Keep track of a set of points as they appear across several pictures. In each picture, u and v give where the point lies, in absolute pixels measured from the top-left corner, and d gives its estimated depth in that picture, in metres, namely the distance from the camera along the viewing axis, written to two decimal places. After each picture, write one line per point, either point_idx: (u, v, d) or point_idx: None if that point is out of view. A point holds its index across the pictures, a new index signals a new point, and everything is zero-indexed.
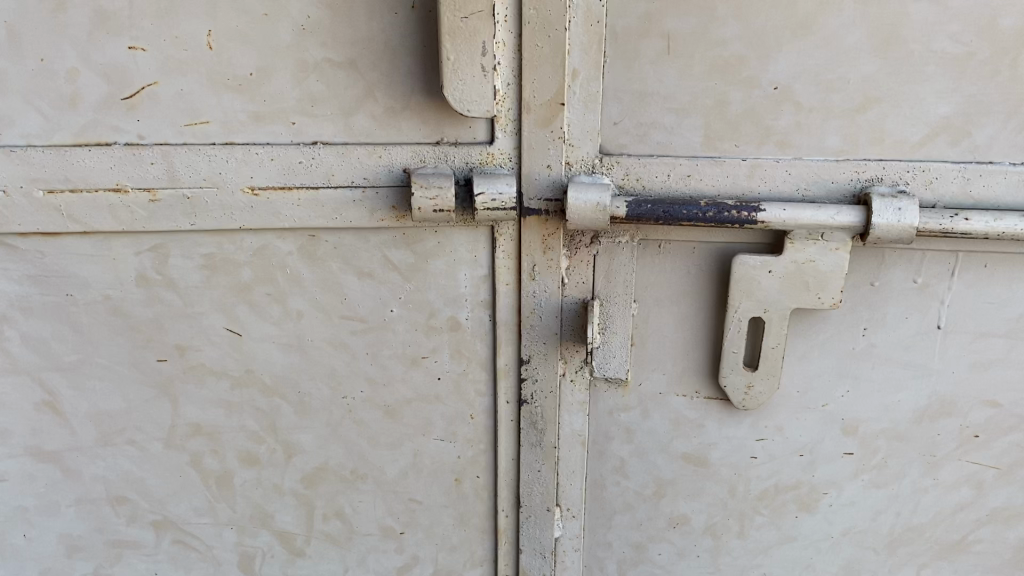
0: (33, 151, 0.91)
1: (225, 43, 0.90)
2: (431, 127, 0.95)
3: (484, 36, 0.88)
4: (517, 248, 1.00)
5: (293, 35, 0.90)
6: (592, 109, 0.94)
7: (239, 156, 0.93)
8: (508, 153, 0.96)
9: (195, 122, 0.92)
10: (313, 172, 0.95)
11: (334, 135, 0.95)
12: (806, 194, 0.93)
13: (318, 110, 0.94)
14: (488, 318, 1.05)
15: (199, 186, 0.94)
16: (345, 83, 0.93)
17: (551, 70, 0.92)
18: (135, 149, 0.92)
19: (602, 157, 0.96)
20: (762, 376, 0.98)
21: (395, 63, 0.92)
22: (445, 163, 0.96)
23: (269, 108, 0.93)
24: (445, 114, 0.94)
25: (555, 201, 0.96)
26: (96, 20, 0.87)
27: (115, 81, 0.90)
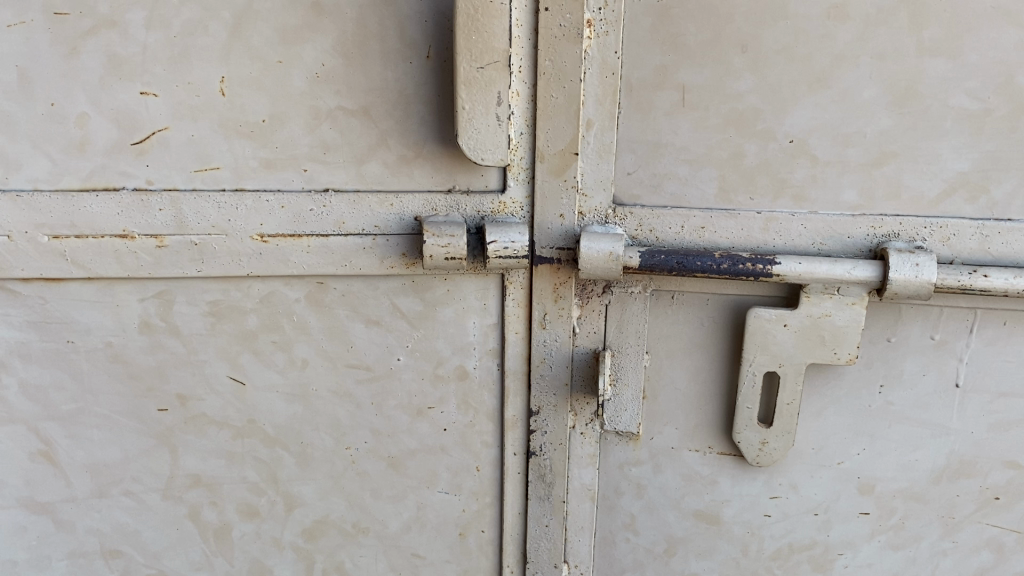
0: (38, 196, 0.89)
1: (237, 89, 0.88)
2: (444, 175, 0.95)
3: (501, 87, 0.88)
4: (528, 297, 0.99)
5: (306, 82, 0.89)
6: (605, 159, 0.93)
7: (249, 203, 0.92)
8: (520, 202, 0.96)
9: (205, 169, 0.91)
10: (324, 220, 0.94)
11: (346, 182, 0.94)
12: (822, 248, 0.92)
13: (330, 157, 0.93)
14: (496, 367, 1.03)
15: (207, 233, 0.92)
16: (358, 131, 0.92)
17: (565, 120, 0.91)
18: (145, 195, 0.90)
19: (615, 208, 0.95)
20: (777, 433, 0.96)
21: (409, 112, 0.92)
22: (458, 212, 0.96)
23: (280, 154, 0.92)
24: (458, 162, 0.95)
25: (567, 250, 0.95)
26: (108, 65, 0.86)
27: (125, 126, 0.88)
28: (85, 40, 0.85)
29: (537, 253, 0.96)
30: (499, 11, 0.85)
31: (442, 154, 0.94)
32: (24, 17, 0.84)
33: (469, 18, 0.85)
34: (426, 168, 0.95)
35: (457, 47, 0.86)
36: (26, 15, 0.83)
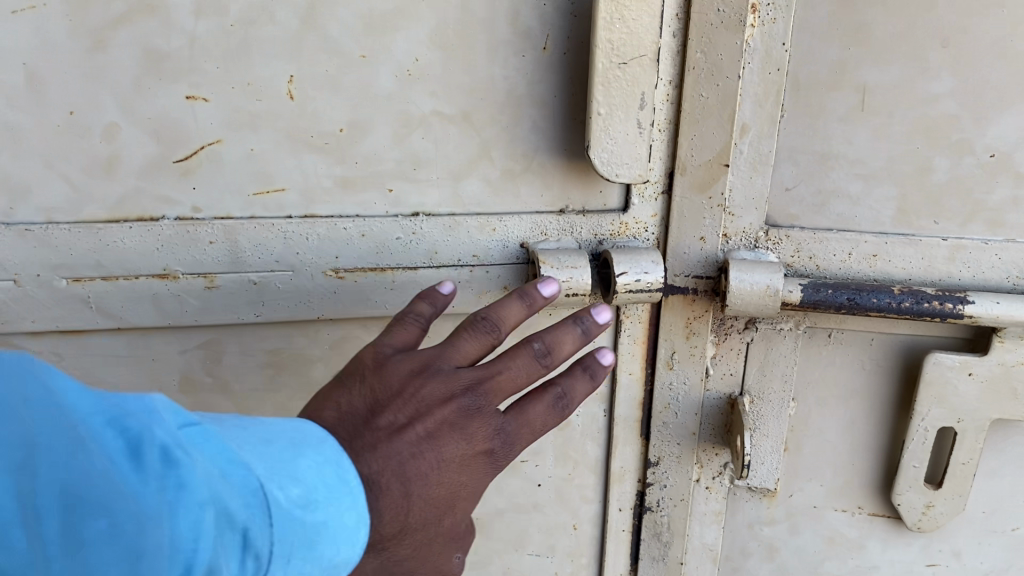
0: (53, 230, 0.71)
1: (310, 92, 0.71)
2: (554, 192, 0.78)
3: (648, 86, 0.70)
4: (652, 332, 0.82)
5: (395, 82, 0.72)
6: (761, 173, 0.76)
7: (324, 230, 0.75)
8: (646, 223, 0.79)
9: (266, 191, 0.74)
10: (412, 251, 0.77)
11: (439, 206, 0.77)
12: (1017, 283, 0.76)
13: (421, 174, 0.76)
14: (604, 412, 0.87)
15: (270, 271, 0.76)
16: (456, 141, 0.75)
17: (716, 126, 0.74)
18: (192, 225, 0.73)
19: (768, 230, 0.78)
20: (946, 496, 0.82)
21: (519, 116, 0.75)
22: (571, 238, 0.79)
23: (361, 171, 0.75)
24: (575, 176, 0.78)
25: (707, 280, 0.79)
26: (145, 62, 0.68)
27: (165, 138, 0.71)
28: (115, 30, 0.67)
29: (671, 283, 0.79)
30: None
31: (556, 167, 0.77)
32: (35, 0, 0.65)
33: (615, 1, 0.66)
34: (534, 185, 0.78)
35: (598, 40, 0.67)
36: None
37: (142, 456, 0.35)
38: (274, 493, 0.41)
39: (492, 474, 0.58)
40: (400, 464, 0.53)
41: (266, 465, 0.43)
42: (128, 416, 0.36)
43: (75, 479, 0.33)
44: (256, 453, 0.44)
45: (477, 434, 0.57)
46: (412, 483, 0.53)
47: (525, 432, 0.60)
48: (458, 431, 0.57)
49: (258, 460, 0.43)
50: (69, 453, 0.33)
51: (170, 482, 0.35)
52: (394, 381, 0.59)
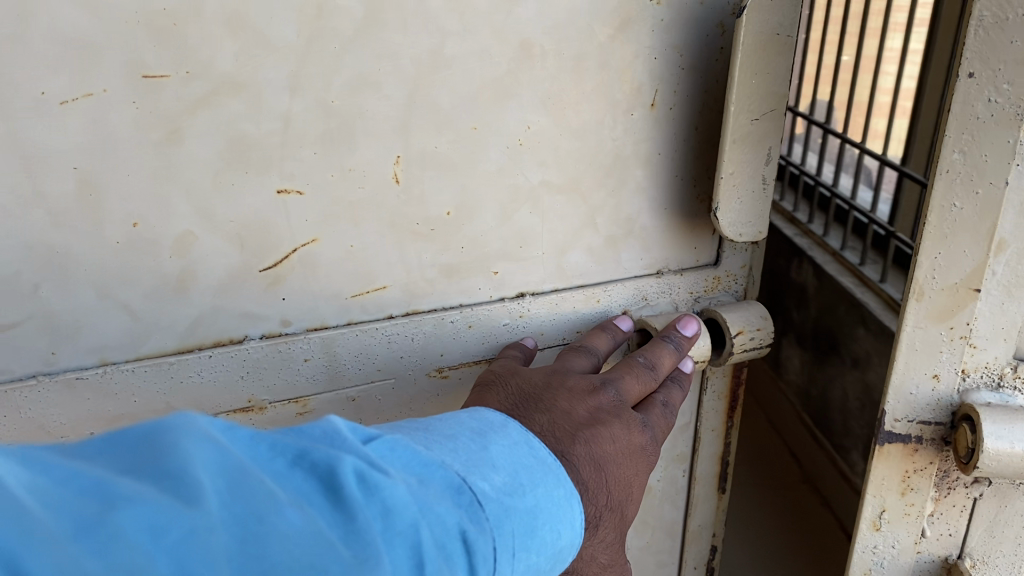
0: (116, 369, 1.02)
1: (417, 173, 1.05)
2: (653, 253, 1.27)
3: (754, 174, 1.15)
4: (877, 485, 1.03)
5: (504, 156, 1.09)
6: (1014, 296, 0.91)
7: (428, 327, 1.17)
8: (731, 273, 1.33)
9: (368, 287, 1.11)
10: (522, 333, 1.24)
11: (541, 283, 1.23)
12: None
13: (524, 249, 1.18)
14: (873, 549, 1.07)
15: (370, 378, 1.18)
16: (562, 206, 1.17)
17: (973, 243, 0.89)
18: (276, 341, 1.09)
19: (1018, 367, 0.95)
20: None
21: (618, 182, 1.18)
22: (671, 297, 1.32)
23: (467, 252, 1.15)
24: (662, 254, 1.28)
25: (969, 441, 0.94)
26: (230, 146, 0.95)
27: (255, 231, 1.01)
28: (197, 110, 0.92)
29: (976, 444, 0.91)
30: (784, 43, 1.07)
31: (648, 229, 1.25)
32: (92, 90, 0.87)
33: (742, 103, 1.09)
34: (633, 244, 1.25)
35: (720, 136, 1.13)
36: (95, 87, 0.87)
37: (342, 496, 0.57)
38: (479, 490, 0.70)
39: (646, 464, 1.01)
40: (591, 447, 0.92)
41: (463, 467, 0.72)
42: (314, 454, 0.59)
43: (314, 524, 0.53)
44: (459, 459, 0.73)
45: (630, 420, 1.01)
46: (603, 466, 0.91)
47: (653, 419, 1.08)
48: (618, 419, 1.00)
49: (461, 467, 0.72)
50: (294, 515, 0.53)
51: (374, 512, 0.58)
52: (547, 380, 1.04)
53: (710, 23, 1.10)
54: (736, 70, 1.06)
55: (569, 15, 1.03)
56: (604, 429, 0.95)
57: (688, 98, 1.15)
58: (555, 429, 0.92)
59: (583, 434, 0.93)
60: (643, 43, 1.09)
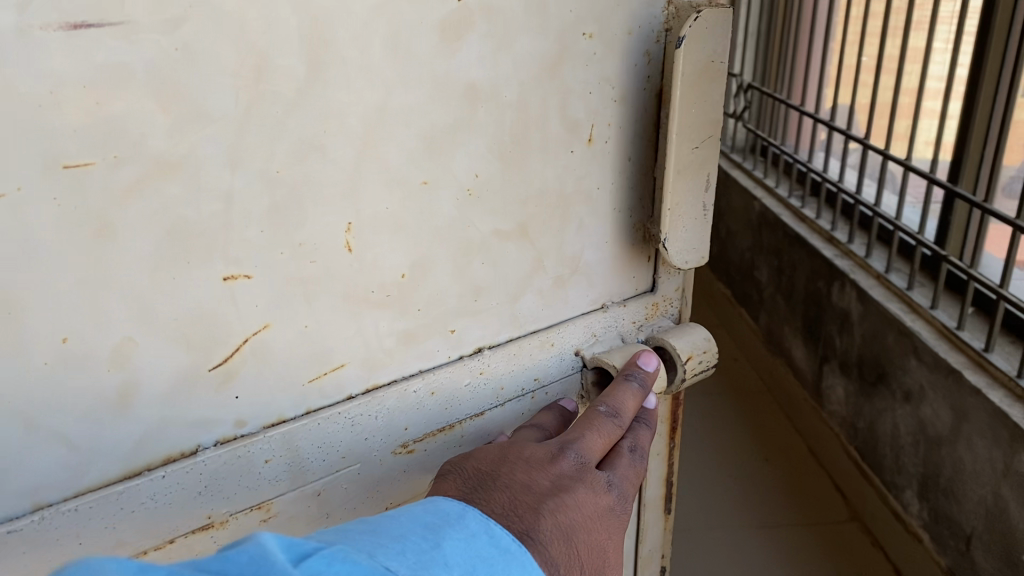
0: (53, 513, 0.78)
1: (367, 242, 0.89)
2: (598, 288, 1.17)
3: (699, 199, 1.12)
4: None
5: (455, 209, 0.95)
6: None
7: (393, 402, 1.00)
8: (668, 297, 1.26)
9: (325, 371, 0.93)
10: (484, 391, 1.09)
11: (497, 335, 1.08)
12: None
13: (479, 301, 1.04)
14: None
15: (336, 467, 0.98)
16: (511, 252, 1.04)
17: None
18: (235, 445, 0.88)
19: None
20: None
21: (563, 221, 1.07)
22: (616, 330, 1.22)
23: (423, 315, 0.99)
24: (604, 286, 1.18)
25: None
26: (170, 237, 0.75)
27: (199, 327, 0.81)
28: (132, 197, 0.72)
29: None
30: (718, 72, 1.05)
31: (588, 267, 1.14)
32: (6, 187, 0.65)
33: (685, 133, 1.06)
34: (580, 280, 1.14)
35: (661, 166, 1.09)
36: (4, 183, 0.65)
37: None
38: None
39: (621, 524, 0.89)
40: (558, 520, 0.80)
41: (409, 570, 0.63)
42: None
43: None
44: (402, 558, 0.64)
45: (595, 481, 0.89)
46: (571, 538, 0.80)
47: (624, 475, 0.95)
48: (582, 483, 0.88)
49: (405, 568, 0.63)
50: None
51: None
52: (500, 455, 0.89)
53: (637, 51, 1.04)
54: (676, 101, 1.03)
55: (514, 57, 0.92)
56: (569, 496, 0.84)
57: (622, 131, 1.07)
58: (516, 508, 0.80)
59: (546, 503, 0.81)
60: (580, 78, 0.99)
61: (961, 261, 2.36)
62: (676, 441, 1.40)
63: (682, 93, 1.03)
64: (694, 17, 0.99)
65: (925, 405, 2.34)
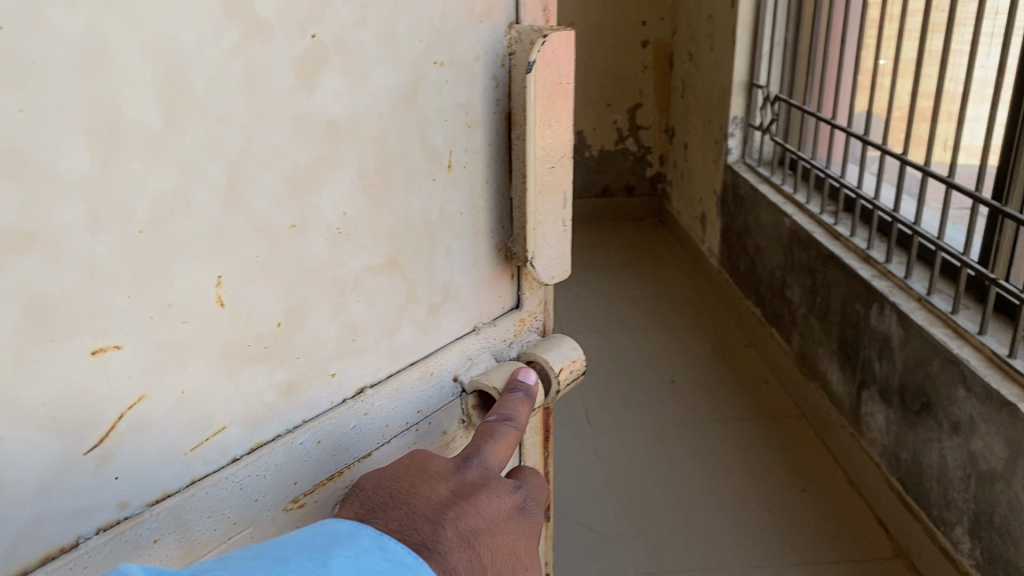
0: None
1: (237, 297, 0.77)
2: (468, 312, 1.08)
3: (558, 216, 1.08)
4: None
5: (326, 247, 0.84)
6: None
7: (281, 457, 0.85)
8: (534, 311, 1.19)
9: (212, 433, 0.79)
10: (370, 434, 0.96)
11: (377, 372, 0.96)
12: None
13: (359, 341, 0.92)
14: None
15: (227, 535, 0.83)
16: (387, 288, 0.93)
17: None
18: (119, 531, 0.72)
19: None
20: None
21: (431, 250, 0.98)
22: (489, 352, 1.12)
23: (303, 363, 0.86)
24: (476, 307, 1.09)
25: None
26: (31, 313, 0.63)
27: (71, 410, 0.67)
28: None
29: None
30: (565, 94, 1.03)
31: (455, 291, 1.04)
32: None
33: (545, 153, 1.02)
34: (450, 306, 1.04)
35: (520, 187, 1.04)
36: None
37: None
38: None
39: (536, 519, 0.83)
40: (460, 526, 0.75)
41: None
42: None
43: None
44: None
45: (499, 485, 0.83)
46: (476, 538, 0.75)
47: (532, 487, 0.91)
48: (486, 489, 0.82)
49: None
50: None
51: None
52: (393, 480, 0.81)
53: (483, 78, 0.99)
54: (530, 121, 0.98)
55: (365, 84, 0.84)
56: (469, 502, 0.78)
57: (479, 153, 1.01)
58: (409, 523, 0.74)
59: (446, 512, 0.76)
60: (435, 107, 0.93)
61: (1010, 283, 2.21)
62: (552, 452, 1.36)
63: (537, 113, 0.99)
64: (540, 40, 0.97)
65: (975, 439, 2.20)
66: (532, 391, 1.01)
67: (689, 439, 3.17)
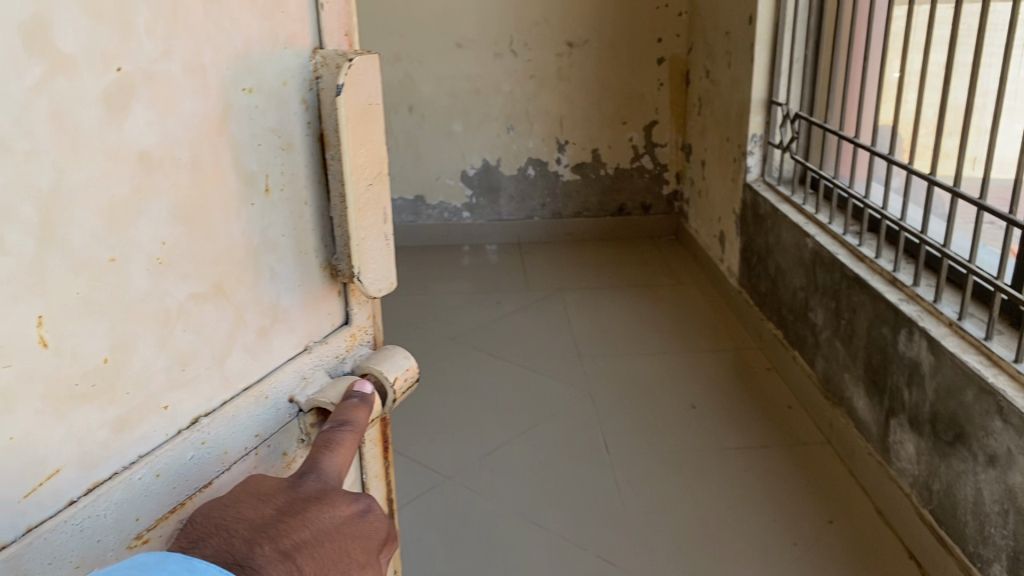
0: None
1: (63, 332, 0.70)
2: (300, 333, 0.99)
3: (380, 231, 0.99)
4: None
5: (148, 277, 0.77)
6: None
7: (120, 495, 0.77)
8: (364, 326, 1.10)
9: (43, 478, 0.70)
10: (207, 463, 0.87)
11: (211, 400, 0.87)
12: None
13: (189, 371, 0.84)
14: None
15: None
16: (213, 314, 0.85)
17: None
18: None
19: None
20: None
21: (253, 274, 0.90)
22: (325, 370, 1.04)
23: (133, 399, 0.78)
24: (307, 325, 1.00)
25: None
26: None
27: None
28: None
29: None
30: (376, 116, 0.95)
31: (290, 308, 0.97)
32: None
33: (359, 176, 0.93)
34: (281, 328, 0.96)
35: (339, 206, 0.95)
36: None
37: None
38: None
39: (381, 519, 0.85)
40: (285, 540, 0.76)
41: None
42: None
43: None
44: None
45: (337, 495, 0.84)
46: (302, 545, 0.76)
47: None
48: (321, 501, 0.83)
49: None
50: None
51: None
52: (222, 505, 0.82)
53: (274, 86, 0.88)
54: (346, 143, 0.91)
55: (172, 103, 0.77)
56: (298, 517, 0.79)
57: (297, 176, 0.93)
58: (225, 548, 0.75)
59: (269, 530, 0.77)
60: (246, 132, 0.86)
61: None
62: (388, 460, 1.28)
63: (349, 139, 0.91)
64: (346, 63, 0.91)
65: (1014, 473, 2.10)
66: (367, 399, 0.99)
67: (701, 469, 3.06)
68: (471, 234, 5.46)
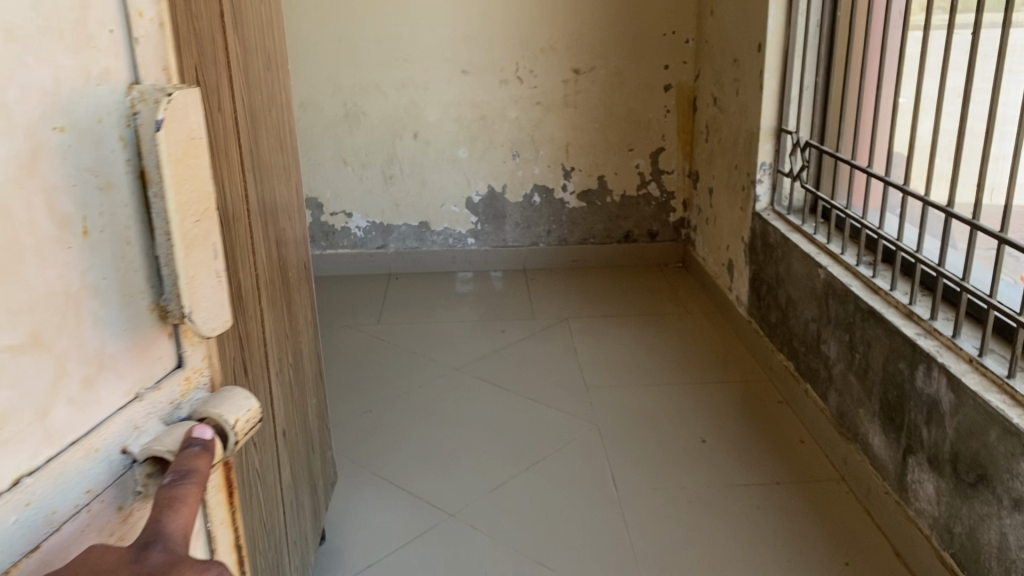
0: None
1: None
2: (128, 382, 0.89)
3: (211, 268, 0.93)
4: None
5: None
6: None
7: None
8: (198, 368, 1.01)
9: None
10: (32, 529, 0.76)
11: (33, 459, 0.77)
12: None
13: (6, 431, 0.74)
14: None
15: None
16: (30, 369, 0.76)
17: None
18: None
19: None
20: None
21: (76, 324, 0.81)
22: (161, 418, 0.94)
23: None
24: (135, 372, 0.90)
25: None
26: None
27: None
28: None
29: None
30: (201, 150, 0.91)
31: (115, 353, 0.87)
32: None
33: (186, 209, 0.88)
34: (109, 377, 0.86)
35: (163, 246, 0.88)
36: None
37: None
38: None
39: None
40: None
41: None
42: None
43: None
44: None
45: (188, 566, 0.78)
46: None
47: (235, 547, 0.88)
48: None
49: None
50: None
51: None
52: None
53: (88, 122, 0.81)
54: (166, 174, 0.85)
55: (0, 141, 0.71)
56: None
57: (121, 218, 0.85)
58: None
59: None
60: (63, 172, 0.78)
61: None
62: (235, 506, 1.11)
63: (163, 172, 0.85)
64: (165, 99, 0.85)
65: None
66: (204, 450, 0.90)
67: (710, 506, 2.97)
68: (475, 261, 5.41)
